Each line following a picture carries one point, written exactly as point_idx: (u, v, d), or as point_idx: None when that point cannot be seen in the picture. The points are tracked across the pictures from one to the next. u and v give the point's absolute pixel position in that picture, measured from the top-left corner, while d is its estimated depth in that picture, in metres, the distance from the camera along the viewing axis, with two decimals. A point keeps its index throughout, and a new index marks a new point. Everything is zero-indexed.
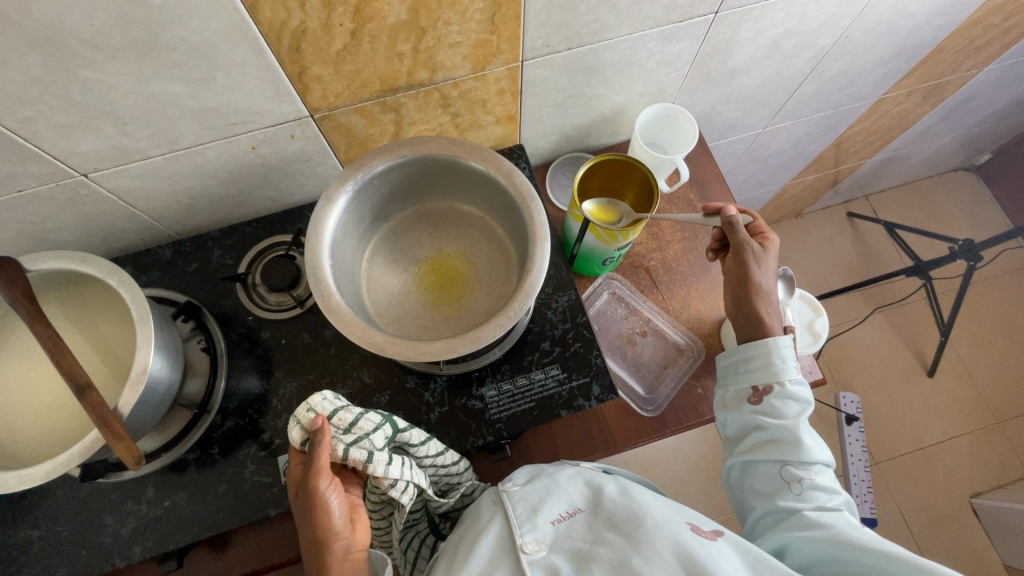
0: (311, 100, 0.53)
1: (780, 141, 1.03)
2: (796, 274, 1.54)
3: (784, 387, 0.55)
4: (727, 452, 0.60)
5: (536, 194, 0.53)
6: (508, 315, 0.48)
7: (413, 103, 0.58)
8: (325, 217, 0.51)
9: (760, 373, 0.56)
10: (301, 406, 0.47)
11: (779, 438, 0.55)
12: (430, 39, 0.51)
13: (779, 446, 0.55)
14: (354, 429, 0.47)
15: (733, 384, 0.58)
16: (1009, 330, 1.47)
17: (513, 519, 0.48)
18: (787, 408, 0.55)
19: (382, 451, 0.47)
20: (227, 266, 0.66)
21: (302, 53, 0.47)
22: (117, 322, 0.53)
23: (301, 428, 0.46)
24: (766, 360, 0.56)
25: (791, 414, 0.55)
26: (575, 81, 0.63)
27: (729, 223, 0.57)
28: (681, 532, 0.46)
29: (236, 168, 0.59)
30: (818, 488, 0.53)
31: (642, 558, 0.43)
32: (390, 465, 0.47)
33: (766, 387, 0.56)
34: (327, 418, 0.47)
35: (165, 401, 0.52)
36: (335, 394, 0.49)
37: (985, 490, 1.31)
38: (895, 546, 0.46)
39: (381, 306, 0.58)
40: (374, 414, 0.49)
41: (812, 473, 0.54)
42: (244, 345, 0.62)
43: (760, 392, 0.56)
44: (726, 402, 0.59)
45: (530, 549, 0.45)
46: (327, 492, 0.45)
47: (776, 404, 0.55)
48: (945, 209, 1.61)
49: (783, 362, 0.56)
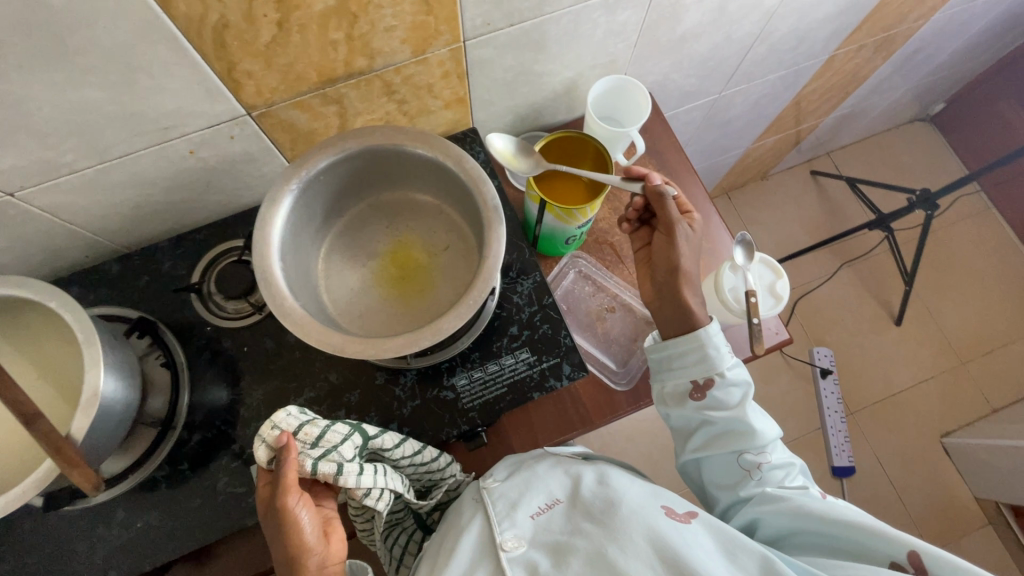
0: (245, 98, 0.51)
1: (737, 105, 1.03)
2: (765, 236, 1.56)
3: (724, 377, 0.56)
4: (678, 445, 0.61)
5: (488, 177, 0.52)
6: (469, 303, 0.48)
7: (356, 93, 0.56)
8: (271, 221, 0.49)
9: (698, 368, 0.56)
10: (265, 424, 0.48)
11: (732, 430, 0.56)
12: (364, 24, 0.48)
13: (731, 437, 0.56)
14: (321, 442, 0.48)
15: (671, 379, 0.58)
16: (970, 274, 1.52)
17: (493, 516, 0.49)
18: (729, 397, 0.56)
19: (352, 462, 0.49)
20: (179, 277, 0.63)
21: (228, 49, 0.45)
22: (64, 343, 0.51)
23: (266, 447, 0.47)
24: (700, 354, 0.56)
25: (736, 404, 0.56)
26: (521, 58, 0.62)
27: (658, 194, 0.58)
28: (655, 518, 0.47)
29: (175, 175, 0.57)
30: (775, 467, 0.56)
31: (619, 548, 0.45)
32: (361, 475, 0.48)
33: (711, 381, 0.56)
34: (293, 434, 0.48)
35: (124, 421, 0.51)
36: (301, 409, 0.50)
37: (954, 428, 1.38)
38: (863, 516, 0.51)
39: (341, 304, 0.57)
40: (341, 426, 0.50)
41: (767, 456, 0.56)
42: (205, 356, 0.61)
43: (701, 387, 0.56)
44: (667, 398, 0.59)
45: (509, 547, 0.46)
46: (297, 509, 0.45)
47: (719, 400, 0.56)
48: (904, 159, 1.64)
49: (718, 352, 0.56)
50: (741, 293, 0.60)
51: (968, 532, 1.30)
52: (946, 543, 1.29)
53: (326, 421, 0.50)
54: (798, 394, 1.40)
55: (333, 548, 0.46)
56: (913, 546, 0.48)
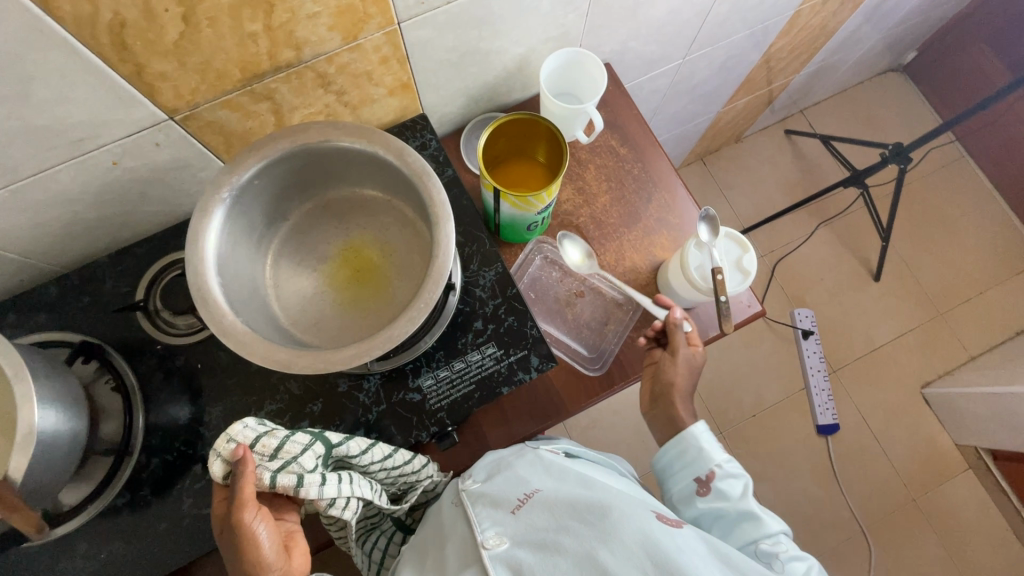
0: (163, 101, 0.47)
1: (703, 69, 1.00)
2: (742, 200, 1.54)
3: (721, 468, 0.58)
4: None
5: (433, 169, 0.49)
6: (420, 306, 0.45)
7: (288, 87, 0.53)
8: (203, 233, 0.46)
9: (696, 464, 0.59)
10: (220, 438, 0.45)
11: (740, 524, 0.56)
12: (282, 13, 0.45)
13: (743, 527, 0.55)
14: (280, 454, 0.45)
15: (677, 483, 0.60)
16: (946, 224, 1.52)
17: (474, 518, 0.50)
18: (731, 488, 0.57)
19: (314, 472, 0.46)
20: (122, 295, 0.60)
21: (131, 49, 0.41)
22: None
23: (222, 461, 0.44)
24: (695, 450, 0.59)
25: (740, 498, 0.57)
26: (465, 37, 0.58)
27: (675, 324, 0.62)
28: (647, 521, 0.45)
29: (102, 188, 0.53)
30: (796, 559, 0.52)
31: (609, 551, 0.42)
32: (324, 486, 0.46)
33: (710, 473, 0.58)
34: (250, 446, 0.45)
35: (71, 454, 0.49)
36: (258, 420, 0.47)
37: (934, 379, 1.40)
38: None
39: (294, 313, 0.54)
40: (301, 436, 0.47)
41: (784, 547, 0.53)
42: (158, 376, 0.58)
43: (704, 481, 0.58)
44: (679, 505, 0.60)
45: (491, 544, 0.46)
46: (254, 523, 0.43)
47: (721, 497, 0.57)
48: (878, 112, 1.62)
49: (710, 445, 0.60)
50: (708, 272, 0.60)
51: (949, 477, 1.33)
52: (928, 490, 1.33)
53: (287, 431, 0.47)
54: (781, 357, 1.41)
55: (295, 562, 0.45)
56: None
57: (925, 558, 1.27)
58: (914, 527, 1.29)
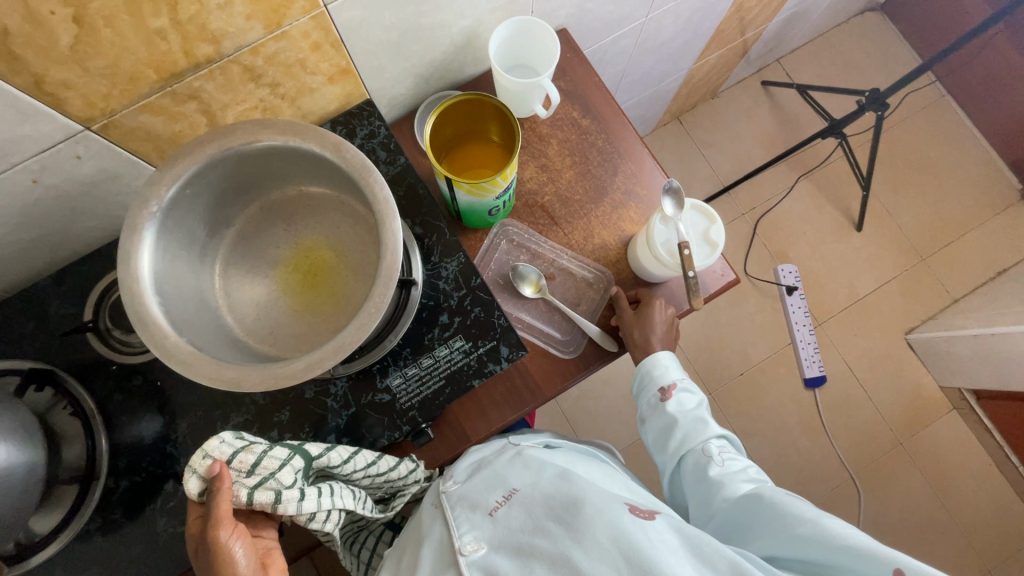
0: (75, 111, 0.44)
1: (669, 25, 0.95)
2: (721, 157, 1.51)
3: (680, 382, 0.63)
4: (658, 459, 0.63)
5: (373, 164, 0.47)
6: (371, 310, 0.44)
7: (213, 84, 0.49)
8: (136, 251, 0.44)
9: (660, 379, 0.63)
10: (196, 454, 0.43)
11: (690, 428, 0.61)
12: (189, 4, 0.41)
13: (695, 432, 0.60)
14: (257, 469, 0.44)
15: (644, 393, 0.64)
16: (927, 168, 1.50)
17: (452, 521, 0.50)
18: (686, 401, 0.62)
19: (292, 487, 0.45)
20: (70, 316, 0.57)
21: (22, 59, 0.38)
22: None
23: (198, 478, 0.43)
24: (659, 368, 0.63)
25: (693, 410, 0.62)
26: (402, 14, 0.54)
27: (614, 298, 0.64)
28: (621, 516, 0.45)
29: (27, 208, 0.50)
30: (733, 460, 0.58)
31: (582, 550, 0.43)
32: (303, 501, 0.45)
33: (671, 385, 0.63)
34: (227, 462, 0.44)
35: (29, 486, 0.47)
36: (236, 434, 0.46)
37: (917, 324, 1.40)
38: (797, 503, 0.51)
39: (247, 323, 0.52)
40: (279, 450, 0.46)
41: (726, 450, 0.59)
42: (118, 397, 0.56)
43: (666, 393, 0.62)
44: (646, 413, 0.64)
45: (468, 550, 0.47)
46: (231, 542, 0.42)
47: (677, 406, 0.62)
48: (857, 55, 1.57)
49: (673, 365, 0.63)
50: (674, 246, 0.59)
51: (933, 419, 1.36)
52: (913, 433, 1.35)
53: (265, 444, 0.46)
54: (766, 314, 1.41)
55: None
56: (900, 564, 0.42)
57: (911, 498, 1.31)
58: (900, 469, 1.33)
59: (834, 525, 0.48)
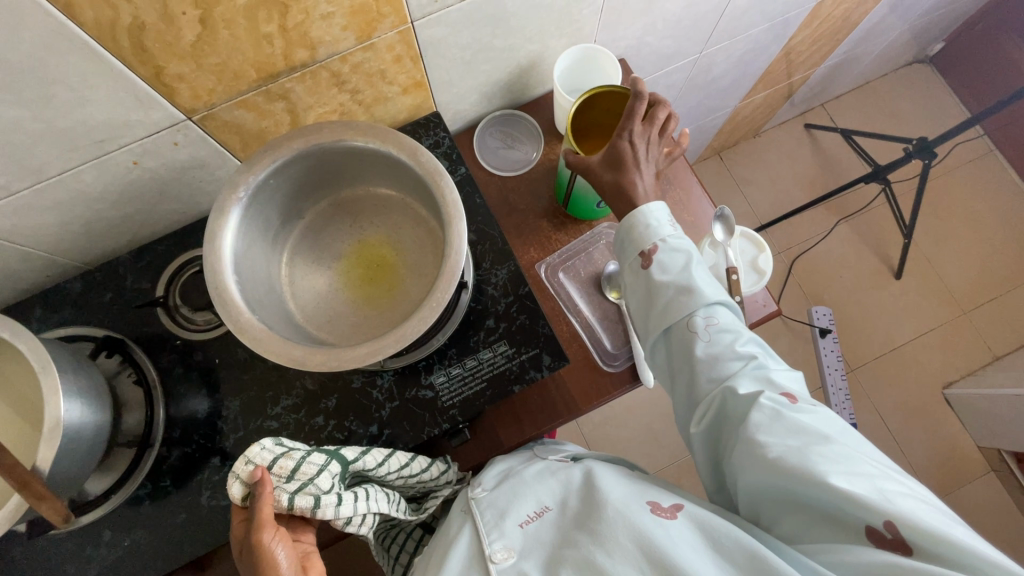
0: (181, 102, 0.48)
1: (720, 64, 0.98)
2: (759, 195, 1.52)
3: (664, 242, 0.52)
4: (640, 322, 0.54)
5: (445, 170, 0.50)
6: (431, 306, 0.46)
7: (302, 86, 0.53)
8: (221, 231, 0.47)
9: (637, 239, 0.53)
10: (238, 460, 0.43)
11: (675, 296, 0.51)
12: (297, 14, 0.45)
13: (678, 303, 0.50)
14: (297, 475, 0.44)
15: (623, 253, 0.55)
16: (971, 221, 1.48)
17: (483, 530, 0.49)
18: (671, 262, 0.52)
19: (330, 492, 0.44)
20: (143, 291, 0.61)
21: (150, 52, 0.42)
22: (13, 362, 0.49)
23: (241, 483, 0.43)
24: (633, 225, 0.53)
25: (677, 271, 0.52)
26: (478, 34, 0.57)
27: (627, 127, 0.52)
28: (639, 517, 0.45)
29: (122, 187, 0.54)
30: (725, 331, 0.49)
31: (605, 552, 0.43)
32: (340, 507, 0.44)
33: (652, 248, 0.53)
34: (268, 468, 0.43)
35: (96, 445, 0.50)
36: (276, 440, 0.46)
37: (955, 379, 1.36)
38: (807, 437, 0.43)
39: (308, 310, 0.55)
40: (318, 456, 0.46)
41: (716, 319, 0.49)
42: (178, 370, 0.59)
43: (647, 254, 0.53)
44: (625, 276, 0.56)
45: (499, 558, 0.47)
46: (273, 545, 0.40)
47: (658, 270, 0.52)
48: (903, 105, 1.58)
49: (651, 221, 0.53)
50: (723, 271, 0.61)
51: (969, 479, 1.31)
52: (947, 491, 1.30)
53: (304, 449, 0.46)
54: (797, 355, 1.39)
55: None
56: (894, 516, 0.38)
57: None
58: None
59: (826, 464, 0.41)
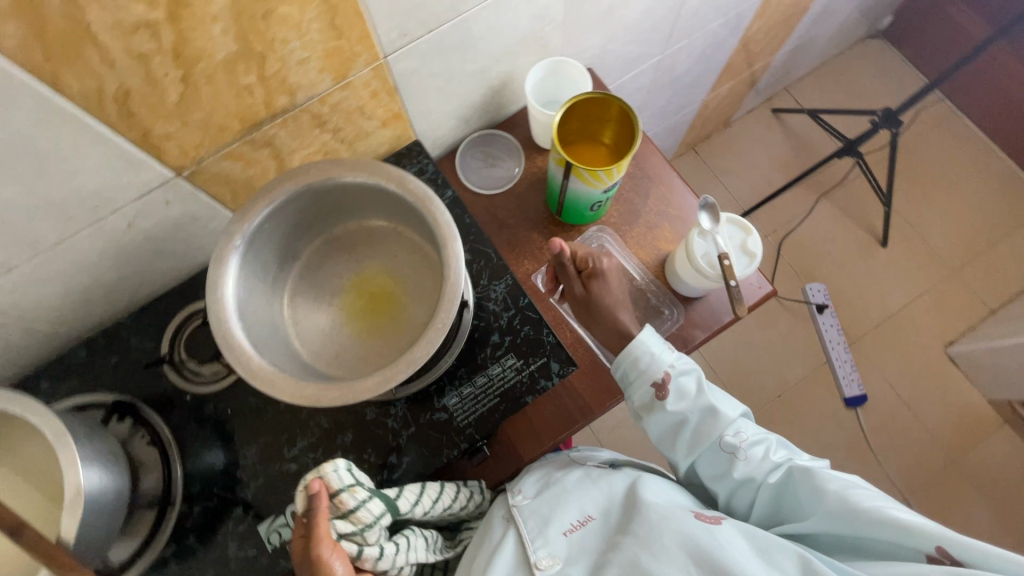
0: (170, 160, 0.49)
1: (684, 61, 1.01)
2: (739, 182, 1.55)
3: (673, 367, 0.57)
4: (668, 453, 0.59)
5: (434, 193, 0.51)
6: (437, 327, 0.46)
7: (285, 131, 0.54)
8: (222, 280, 0.48)
9: (648, 373, 0.57)
10: (311, 469, 0.43)
11: (701, 421, 0.56)
12: (274, 63, 0.46)
13: (704, 427, 0.56)
14: (352, 515, 0.43)
15: (636, 392, 0.57)
16: (947, 181, 1.52)
17: (528, 536, 0.50)
18: (685, 389, 0.57)
19: (373, 543, 0.44)
20: (148, 351, 0.62)
21: (136, 116, 0.43)
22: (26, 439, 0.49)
23: (305, 490, 0.43)
24: (640, 365, 0.57)
25: (695, 397, 0.56)
26: (448, 61, 0.59)
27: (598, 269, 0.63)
28: (688, 523, 0.46)
29: (118, 251, 0.55)
30: (754, 444, 0.54)
31: (651, 555, 0.45)
32: (382, 560, 0.44)
33: (666, 376, 0.56)
34: (331, 488, 0.43)
35: (118, 510, 0.50)
36: (350, 463, 0.45)
37: (956, 337, 1.38)
38: (841, 484, 0.49)
39: (315, 348, 0.55)
40: (375, 503, 0.44)
41: (742, 435, 0.55)
42: (190, 425, 0.59)
43: (662, 384, 0.56)
44: (640, 412, 0.59)
45: (544, 565, 0.48)
46: (331, 558, 0.40)
47: (677, 399, 0.56)
48: (864, 79, 1.62)
49: (654, 353, 0.57)
50: (714, 258, 0.61)
51: (986, 434, 1.32)
52: (967, 450, 1.30)
53: (367, 487, 0.44)
54: (798, 333, 1.41)
55: None
56: (941, 539, 0.43)
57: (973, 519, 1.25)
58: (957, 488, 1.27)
59: (868, 503, 0.46)
